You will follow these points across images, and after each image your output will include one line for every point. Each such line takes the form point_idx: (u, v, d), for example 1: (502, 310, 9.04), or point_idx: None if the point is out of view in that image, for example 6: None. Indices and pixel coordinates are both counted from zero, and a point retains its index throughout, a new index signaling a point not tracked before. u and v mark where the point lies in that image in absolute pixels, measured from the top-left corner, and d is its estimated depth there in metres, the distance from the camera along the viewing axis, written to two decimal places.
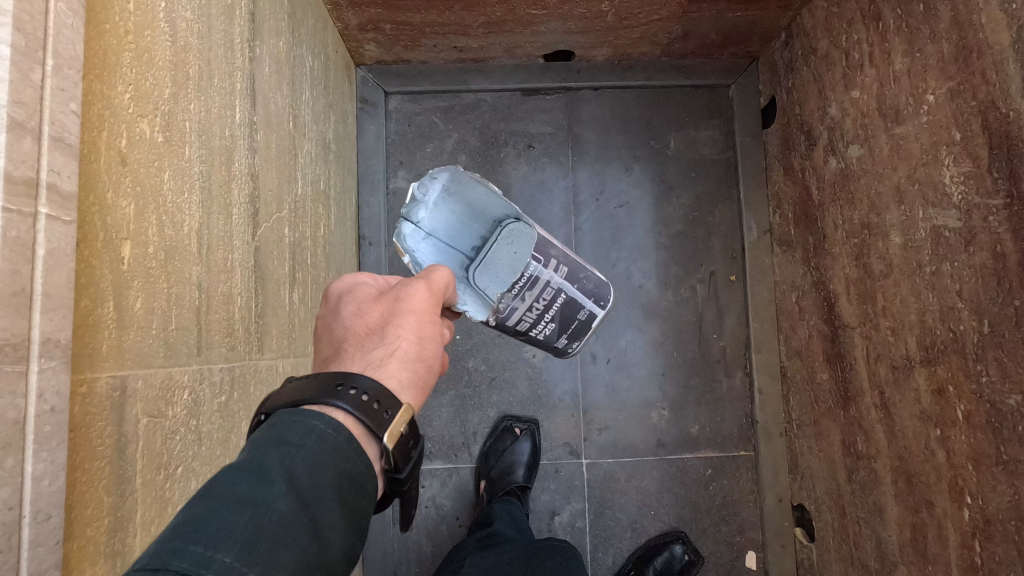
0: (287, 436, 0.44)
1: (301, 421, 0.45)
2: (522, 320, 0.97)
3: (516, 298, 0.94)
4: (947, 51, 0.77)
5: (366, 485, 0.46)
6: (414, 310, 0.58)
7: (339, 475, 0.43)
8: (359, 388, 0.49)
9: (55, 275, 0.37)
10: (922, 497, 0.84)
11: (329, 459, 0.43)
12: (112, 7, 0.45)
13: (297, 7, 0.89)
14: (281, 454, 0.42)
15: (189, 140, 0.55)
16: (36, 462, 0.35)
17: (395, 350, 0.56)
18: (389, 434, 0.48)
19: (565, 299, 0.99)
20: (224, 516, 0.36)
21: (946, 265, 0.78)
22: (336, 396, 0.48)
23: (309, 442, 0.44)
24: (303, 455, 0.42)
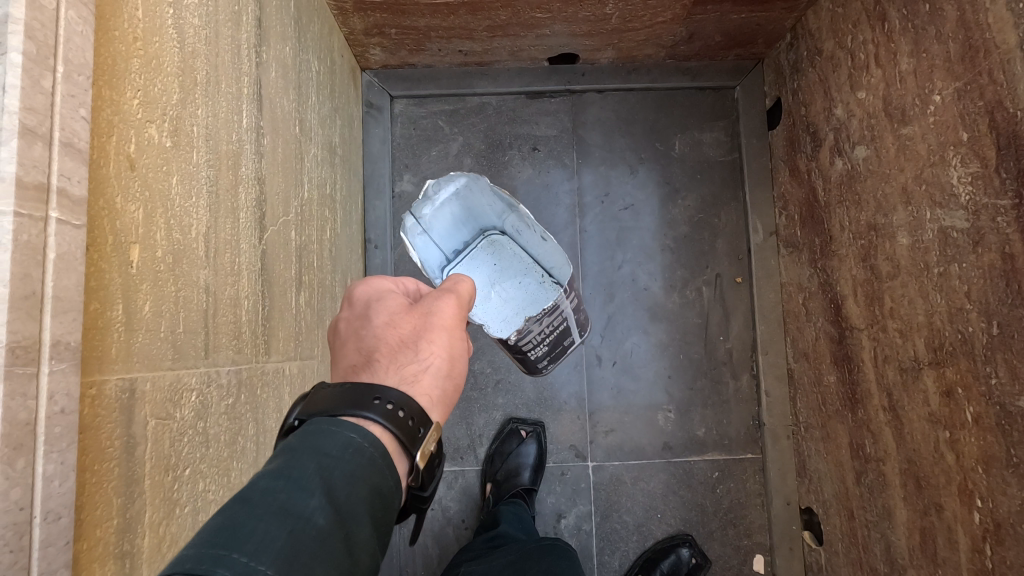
0: (324, 447, 0.43)
1: (338, 433, 0.45)
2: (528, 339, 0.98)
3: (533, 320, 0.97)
4: (954, 51, 0.76)
5: (394, 502, 0.46)
6: (446, 327, 0.61)
7: (373, 490, 0.43)
8: (392, 402, 0.50)
9: (65, 278, 0.37)
10: (932, 500, 0.84)
11: (364, 474, 0.43)
12: (121, 14, 0.46)
13: (303, 12, 0.90)
14: (319, 464, 0.42)
15: (196, 144, 0.56)
16: (47, 463, 0.36)
17: (428, 363, 0.57)
18: (421, 452, 0.50)
19: (567, 327, 1.02)
20: (265, 525, 0.36)
21: (954, 266, 0.78)
22: (372, 409, 0.48)
23: (346, 455, 0.44)
24: (341, 467, 0.42)
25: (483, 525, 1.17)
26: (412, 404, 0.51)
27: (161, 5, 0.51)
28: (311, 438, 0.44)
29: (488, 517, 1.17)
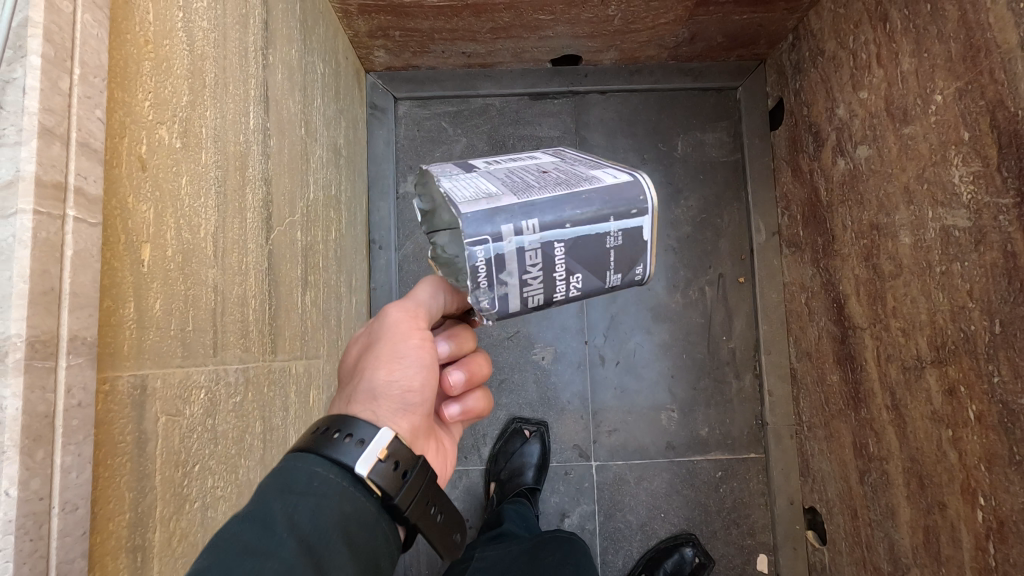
0: (291, 483, 0.44)
1: (303, 467, 0.46)
2: None
3: None
4: (955, 51, 0.77)
5: (379, 526, 0.46)
6: (387, 341, 0.53)
7: (345, 516, 0.44)
8: (343, 431, 0.48)
9: (82, 275, 0.38)
10: (935, 499, 0.84)
11: (333, 503, 0.44)
12: (133, 17, 0.47)
13: (309, 15, 0.91)
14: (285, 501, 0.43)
15: (205, 145, 0.56)
16: (64, 455, 0.36)
17: (367, 385, 0.52)
18: (362, 461, 0.46)
19: None
20: (232, 567, 0.38)
21: (956, 264, 0.78)
22: (333, 440, 0.47)
23: (313, 487, 0.44)
24: (306, 501, 0.43)
25: (487, 523, 1.18)
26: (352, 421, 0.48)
27: (172, 9, 0.52)
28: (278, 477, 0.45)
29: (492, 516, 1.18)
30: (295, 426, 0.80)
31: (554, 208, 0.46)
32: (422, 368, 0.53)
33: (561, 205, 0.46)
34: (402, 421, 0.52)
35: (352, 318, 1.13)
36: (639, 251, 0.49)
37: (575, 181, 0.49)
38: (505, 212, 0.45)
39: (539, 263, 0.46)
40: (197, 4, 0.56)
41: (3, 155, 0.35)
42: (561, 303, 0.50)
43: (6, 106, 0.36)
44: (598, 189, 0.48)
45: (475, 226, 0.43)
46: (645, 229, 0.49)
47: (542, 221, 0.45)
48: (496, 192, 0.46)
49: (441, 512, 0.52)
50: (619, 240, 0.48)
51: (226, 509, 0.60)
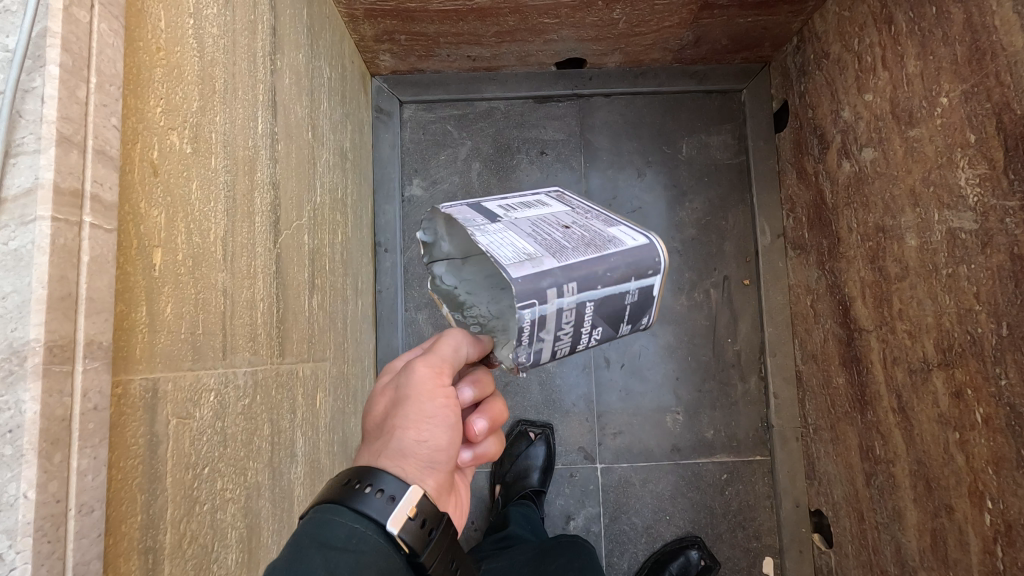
0: (328, 536, 0.45)
1: (339, 522, 0.46)
2: None
3: None
4: (961, 54, 0.77)
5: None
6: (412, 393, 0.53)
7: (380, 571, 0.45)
8: (372, 483, 0.48)
9: (98, 280, 0.39)
10: (942, 502, 0.84)
11: (370, 558, 0.45)
12: (146, 25, 0.47)
13: (315, 20, 0.91)
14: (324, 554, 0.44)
15: (215, 151, 0.57)
16: (80, 458, 0.37)
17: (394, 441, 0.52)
18: (394, 519, 0.47)
19: None
20: None
21: (962, 267, 0.78)
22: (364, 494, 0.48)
23: (349, 545, 0.45)
24: (345, 559, 0.44)
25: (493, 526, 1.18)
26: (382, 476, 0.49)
27: (183, 16, 0.52)
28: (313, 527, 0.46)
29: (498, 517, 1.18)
30: (302, 428, 0.81)
31: (589, 272, 0.51)
32: (448, 427, 0.53)
33: (594, 270, 0.51)
34: (429, 479, 0.52)
35: (359, 321, 1.14)
36: (649, 304, 0.57)
37: (602, 245, 0.53)
38: (550, 276, 0.48)
39: (571, 321, 0.52)
40: (208, 11, 0.57)
41: (22, 163, 0.36)
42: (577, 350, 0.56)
43: (24, 115, 0.36)
44: (622, 254, 0.53)
45: (530, 293, 0.47)
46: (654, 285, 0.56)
47: (579, 284, 0.50)
48: (536, 252, 0.50)
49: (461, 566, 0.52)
50: (635, 296, 0.55)
51: (235, 511, 0.60)
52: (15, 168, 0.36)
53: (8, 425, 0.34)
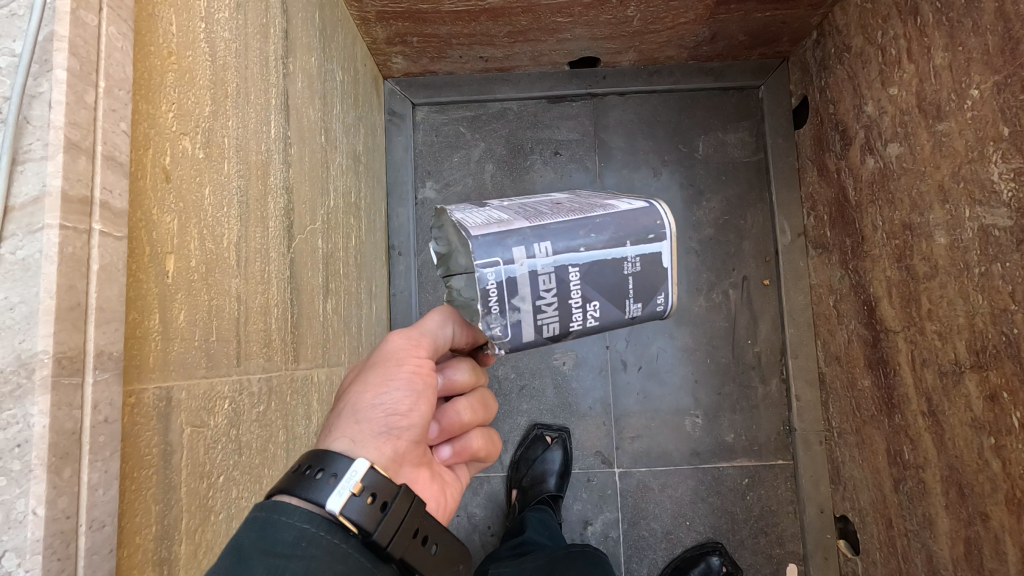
0: (272, 542, 0.39)
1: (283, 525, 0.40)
2: (546, 326, 0.47)
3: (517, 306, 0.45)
4: (992, 43, 0.74)
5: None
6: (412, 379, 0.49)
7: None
8: (329, 469, 0.43)
9: (108, 289, 0.38)
10: (976, 509, 0.81)
11: (318, 564, 0.39)
12: (156, 29, 0.47)
13: (327, 23, 0.91)
14: (267, 565, 0.38)
15: (227, 155, 0.56)
16: (92, 472, 0.36)
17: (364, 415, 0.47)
18: (334, 497, 0.41)
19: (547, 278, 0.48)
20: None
21: (996, 265, 0.75)
22: (308, 484, 0.42)
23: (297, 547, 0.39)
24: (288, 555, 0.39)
25: (510, 532, 1.15)
26: (334, 457, 0.43)
27: (194, 20, 0.52)
28: (256, 523, 0.40)
29: (515, 523, 1.16)
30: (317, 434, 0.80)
31: (565, 233, 0.46)
32: (411, 393, 0.48)
33: (573, 230, 0.46)
34: (384, 448, 0.47)
35: (373, 325, 1.13)
36: (658, 280, 0.49)
37: (587, 209, 0.49)
38: (516, 235, 0.45)
39: (553, 287, 0.46)
40: (219, 14, 0.56)
41: (30, 170, 0.35)
42: (576, 334, 0.49)
43: (31, 121, 0.36)
44: (610, 215, 0.48)
45: (486, 251, 0.43)
46: (663, 255, 0.49)
47: (554, 244, 0.45)
48: (509, 217, 0.47)
49: (437, 543, 0.45)
50: (637, 266, 0.48)
51: None
52: (22, 176, 0.35)
53: (16, 440, 0.34)
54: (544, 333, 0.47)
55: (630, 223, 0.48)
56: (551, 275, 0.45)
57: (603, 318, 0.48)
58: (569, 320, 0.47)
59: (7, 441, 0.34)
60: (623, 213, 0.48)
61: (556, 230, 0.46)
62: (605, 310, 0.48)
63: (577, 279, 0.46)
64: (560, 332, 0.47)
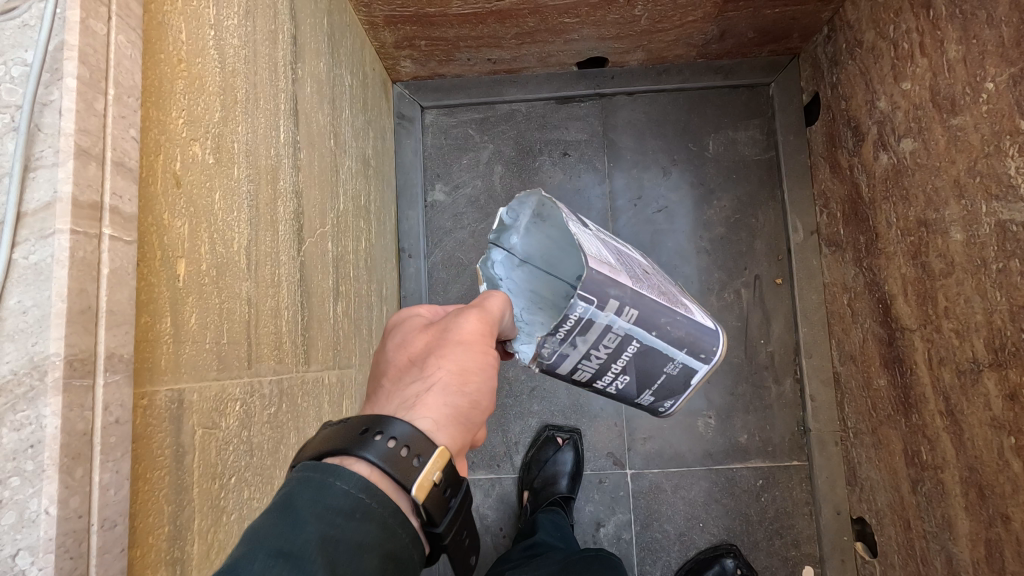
0: (329, 506, 0.38)
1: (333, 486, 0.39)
2: (578, 369, 0.58)
3: (566, 344, 0.55)
4: (1007, 35, 0.72)
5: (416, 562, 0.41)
6: (485, 350, 0.49)
7: (384, 557, 0.38)
8: (391, 435, 0.42)
9: (118, 293, 0.38)
10: (996, 511, 0.79)
11: (373, 541, 0.38)
12: (166, 37, 0.48)
13: (336, 28, 0.92)
14: (321, 534, 0.36)
15: (237, 160, 0.57)
16: (103, 472, 0.37)
17: (434, 378, 0.46)
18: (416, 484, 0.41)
19: (638, 347, 0.58)
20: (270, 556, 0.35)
21: (1014, 261, 0.73)
22: (363, 446, 0.41)
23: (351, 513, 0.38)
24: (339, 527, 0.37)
25: (522, 533, 1.15)
26: (407, 439, 0.42)
27: (204, 28, 0.53)
28: (311, 484, 0.39)
29: (527, 525, 1.16)
30: None
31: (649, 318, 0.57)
32: (470, 353, 0.48)
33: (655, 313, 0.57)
34: (448, 426, 0.45)
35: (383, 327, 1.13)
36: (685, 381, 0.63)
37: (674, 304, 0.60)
38: (619, 287, 0.53)
39: (611, 345, 0.57)
40: (228, 21, 0.57)
41: (41, 177, 0.36)
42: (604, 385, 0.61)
43: (43, 128, 0.37)
44: (688, 319, 0.60)
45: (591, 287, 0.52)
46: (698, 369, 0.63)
47: (639, 315, 0.56)
48: (616, 266, 0.55)
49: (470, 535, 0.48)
50: (676, 368, 0.62)
51: None
52: (34, 182, 0.36)
53: (29, 440, 0.34)
54: (574, 373, 0.59)
55: (694, 334, 0.60)
56: (619, 337, 0.57)
57: (622, 390, 0.63)
58: (600, 375, 0.60)
59: (22, 442, 0.34)
60: (695, 323, 0.61)
61: (648, 304, 0.56)
62: (626, 385, 0.62)
63: (633, 352, 0.58)
64: (587, 378, 0.60)
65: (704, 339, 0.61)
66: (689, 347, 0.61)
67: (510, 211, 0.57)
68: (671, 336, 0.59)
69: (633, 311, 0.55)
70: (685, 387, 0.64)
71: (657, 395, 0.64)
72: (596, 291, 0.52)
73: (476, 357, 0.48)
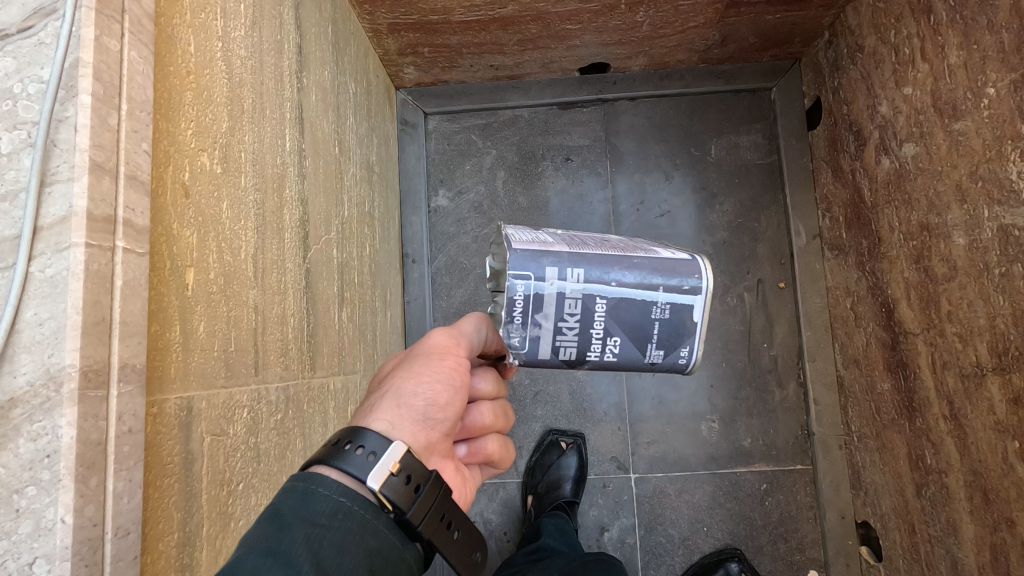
0: (312, 510, 0.40)
1: (313, 492, 0.42)
2: (557, 351, 0.49)
3: (525, 328, 0.48)
4: (1008, 41, 0.73)
5: (403, 558, 0.43)
6: (446, 357, 0.50)
7: (369, 552, 0.41)
8: (358, 442, 0.44)
9: (131, 304, 0.39)
10: (1001, 516, 0.79)
11: (356, 537, 0.40)
12: (175, 50, 0.48)
13: (340, 37, 0.93)
14: (307, 533, 0.39)
15: (244, 169, 0.58)
16: (117, 481, 0.37)
17: (393, 386, 0.49)
18: (375, 474, 0.43)
19: (606, 304, 0.48)
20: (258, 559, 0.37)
21: (1017, 266, 0.74)
22: (337, 455, 0.44)
23: (328, 515, 0.40)
24: (321, 528, 0.40)
25: (526, 538, 1.15)
26: (365, 442, 0.44)
27: (212, 40, 0.53)
28: (294, 491, 0.42)
29: (531, 529, 1.16)
30: None
31: (601, 266, 0.48)
32: (433, 363, 0.50)
33: (608, 264, 0.48)
34: (414, 433, 0.48)
35: (387, 332, 1.14)
36: (687, 328, 0.50)
37: (629, 249, 0.50)
38: (553, 256, 0.47)
39: (578, 311, 0.48)
40: (235, 33, 0.58)
41: (57, 191, 0.37)
42: (598, 362, 0.51)
43: (59, 144, 0.37)
44: (650, 258, 0.50)
45: (521, 263, 0.46)
46: (695, 308, 0.50)
47: (587, 272, 0.48)
48: (550, 240, 0.49)
49: (459, 528, 0.47)
50: (666, 311, 0.49)
51: None
52: (50, 197, 0.37)
53: (46, 450, 0.35)
54: (560, 355, 0.50)
55: (664, 270, 0.49)
56: (579, 301, 0.48)
57: (623, 355, 0.50)
58: (587, 348, 0.49)
59: (39, 451, 0.35)
60: (663, 259, 0.50)
61: (593, 259, 0.48)
62: (625, 348, 0.50)
63: (603, 311, 0.48)
64: (575, 357, 0.50)
65: (680, 266, 0.50)
66: (666, 284, 0.49)
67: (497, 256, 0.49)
68: (636, 278, 0.49)
69: (578, 270, 0.47)
70: (694, 327, 0.50)
71: (665, 350, 0.51)
72: (528, 265, 0.46)
73: (440, 368, 0.50)
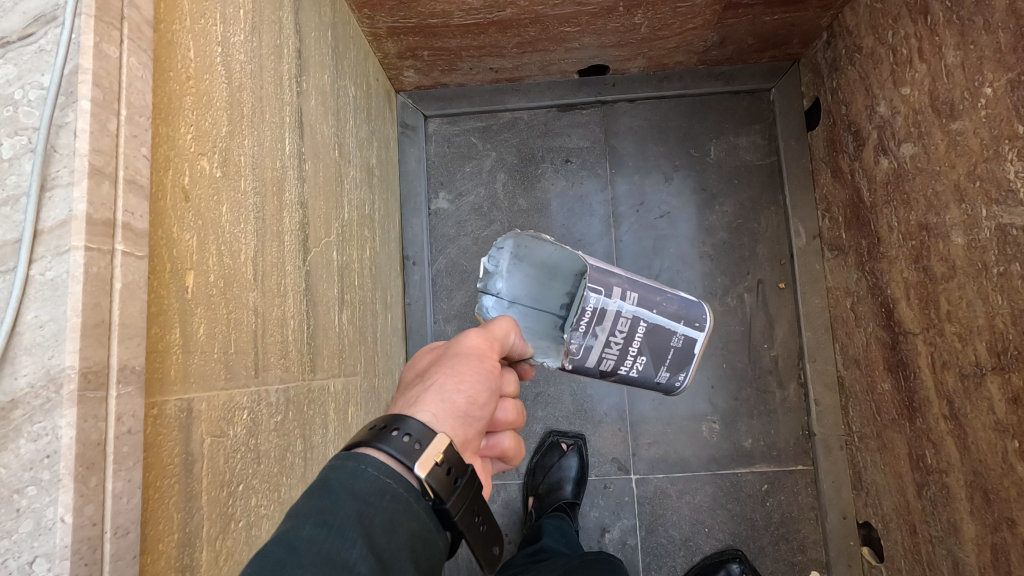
0: (361, 488, 0.41)
1: (362, 471, 0.42)
2: (602, 358, 0.67)
3: (587, 336, 0.65)
4: (1004, 41, 0.73)
5: (437, 544, 0.44)
6: (485, 359, 0.51)
7: (412, 535, 0.41)
8: (404, 429, 0.44)
9: (130, 306, 0.39)
10: (1002, 515, 0.79)
11: (402, 519, 0.41)
12: (175, 55, 0.49)
13: (340, 41, 0.94)
14: (359, 510, 0.40)
15: (244, 173, 0.59)
16: (116, 481, 0.38)
17: (434, 379, 0.49)
18: (421, 462, 0.43)
19: (646, 327, 0.68)
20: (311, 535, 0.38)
21: (1015, 265, 0.74)
22: (383, 439, 0.44)
23: (376, 497, 0.41)
24: (370, 507, 0.40)
25: (527, 539, 1.15)
26: (413, 430, 0.44)
27: (211, 45, 0.54)
28: (342, 469, 0.42)
29: (532, 531, 1.16)
30: (334, 443, 0.81)
31: (647, 297, 0.67)
32: (473, 361, 0.50)
33: (650, 297, 0.68)
34: (455, 427, 0.48)
35: (388, 334, 1.14)
36: (686, 359, 0.72)
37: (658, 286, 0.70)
38: (618, 282, 0.65)
39: (625, 330, 0.67)
40: (235, 38, 0.59)
41: (57, 196, 0.37)
42: (623, 373, 0.70)
43: (59, 149, 0.38)
44: (676, 295, 0.70)
45: (599, 283, 0.64)
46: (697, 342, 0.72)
47: (638, 298, 0.66)
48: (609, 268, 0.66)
49: (485, 523, 0.48)
50: (679, 341, 0.71)
51: (270, 527, 0.61)
52: (50, 201, 0.37)
53: (46, 451, 0.36)
54: (601, 364, 0.67)
55: (684, 308, 0.71)
56: (629, 322, 0.66)
57: (642, 372, 0.71)
58: (622, 362, 0.68)
59: (39, 452, 0.36)
60: (684, 300, 0.71)
61: (643, 290, 0.67)
62: (645, 366, 0.70)
63: (642, 333, 0.68)
64: (611, 368, 0.68)
65: (691, 309, 0.71)
66: (683, 319, 0.70)
67: (491, 259, 0.63)
68: (665, 310, 0.69)
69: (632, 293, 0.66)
70: (691, 358, 0.73)
71: (671, 371, 0.73)
72: (602, 284, 0.64)
73: (480, 366, 0.50)
